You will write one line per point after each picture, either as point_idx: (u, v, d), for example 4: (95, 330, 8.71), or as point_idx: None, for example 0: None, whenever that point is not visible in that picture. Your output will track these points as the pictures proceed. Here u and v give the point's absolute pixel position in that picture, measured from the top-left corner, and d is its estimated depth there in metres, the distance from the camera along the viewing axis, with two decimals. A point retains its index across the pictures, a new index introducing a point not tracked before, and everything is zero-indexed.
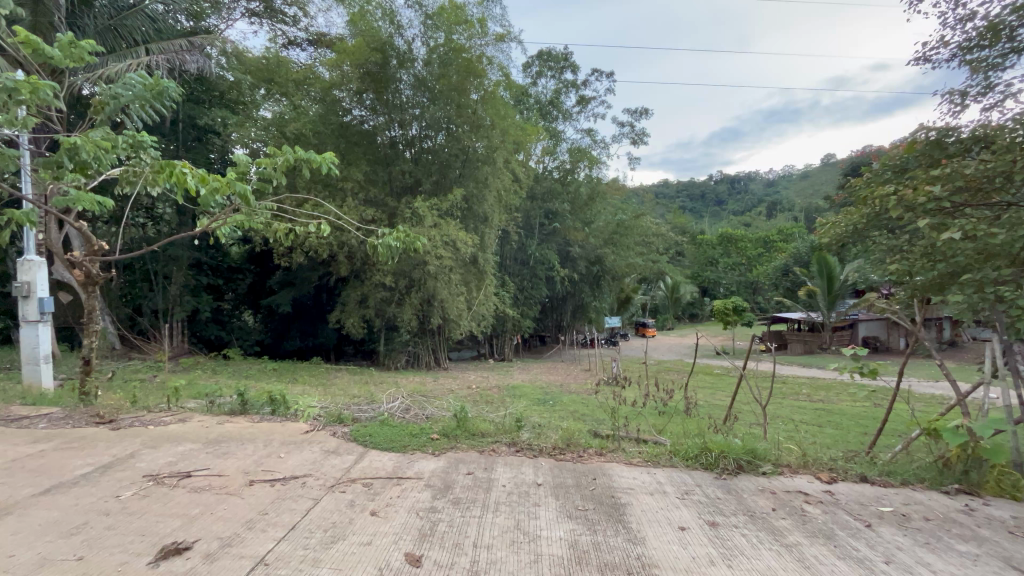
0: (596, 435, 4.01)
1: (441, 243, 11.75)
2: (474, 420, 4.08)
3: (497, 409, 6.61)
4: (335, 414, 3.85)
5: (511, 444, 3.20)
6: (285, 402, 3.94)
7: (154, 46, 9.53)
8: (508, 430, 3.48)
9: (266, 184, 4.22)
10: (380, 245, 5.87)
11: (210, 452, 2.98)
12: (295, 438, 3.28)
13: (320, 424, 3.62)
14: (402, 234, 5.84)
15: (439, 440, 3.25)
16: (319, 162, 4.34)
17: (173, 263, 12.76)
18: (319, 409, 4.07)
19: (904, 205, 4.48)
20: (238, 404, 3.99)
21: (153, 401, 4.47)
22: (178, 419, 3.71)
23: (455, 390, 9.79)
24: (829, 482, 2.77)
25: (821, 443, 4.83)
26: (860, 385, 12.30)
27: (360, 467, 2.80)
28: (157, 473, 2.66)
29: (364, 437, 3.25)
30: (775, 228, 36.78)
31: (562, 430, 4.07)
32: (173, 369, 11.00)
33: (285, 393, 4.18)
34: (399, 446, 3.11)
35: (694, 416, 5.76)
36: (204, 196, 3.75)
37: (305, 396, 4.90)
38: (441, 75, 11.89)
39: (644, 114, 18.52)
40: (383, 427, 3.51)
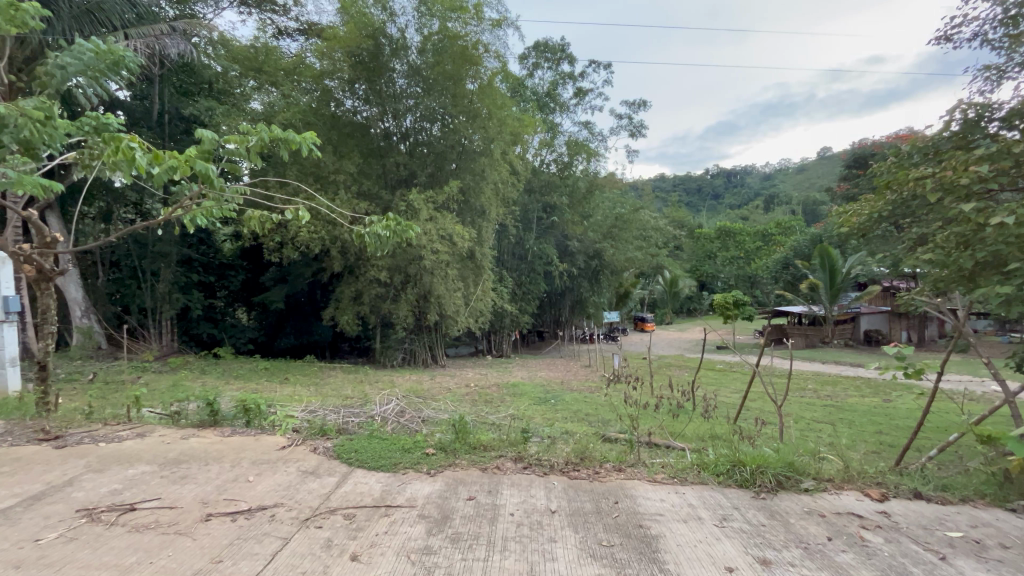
0: (606, 445, 3.66)
1: (437, 237, 11.35)
2: (474, 431, 3.73)
3: (498, 412, 6.26)
4: (318, 424, 3.50)
5: (516, 457, 2.87)
6: (260, 412, 3.57)
7: (133, 31, 9.06)
8: (512, 441, 3.13)
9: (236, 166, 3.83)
10: (366, 234, 5.50)
11: (165, 477, 2.61)
12: (268, 456, 2.92)
13: (299, 438, 3.26)
14: (392, 223, 5.53)
15: (436, 455, 2.89)
16: (298, 143, 3.95)
17: (162, 259, 12.33)
18: (300, 419, 3.71)
19: (941, 188, 4.19)
20: (208, 415, 3.62)
21: (116, 411, 4.09)
22: (136, 433, 3.34)
23: (453, 388, 9.44)
24: (881, 501, 2.43)
25: (845, 452, 4.50)
26: (869, 381, 12.01)
27: (342, 491, 2.44)
28: (95, 507, 2.29)
29: (351, 454, 2.90)
30: (773, 221, 36.48)
31: (571, 439, 3.72)
32: (160, 369, 10.60)
33: (262, 401, 3.81)
34: (389, 464, 2.75)
35: (706, 419, 5.42)
36: (159, 175, 3.34)
37: (287, 403, 4.52)
38: (435, 63, 11.49)
39: (643, 105, 18.13)
40: (372, 440, 3.14)
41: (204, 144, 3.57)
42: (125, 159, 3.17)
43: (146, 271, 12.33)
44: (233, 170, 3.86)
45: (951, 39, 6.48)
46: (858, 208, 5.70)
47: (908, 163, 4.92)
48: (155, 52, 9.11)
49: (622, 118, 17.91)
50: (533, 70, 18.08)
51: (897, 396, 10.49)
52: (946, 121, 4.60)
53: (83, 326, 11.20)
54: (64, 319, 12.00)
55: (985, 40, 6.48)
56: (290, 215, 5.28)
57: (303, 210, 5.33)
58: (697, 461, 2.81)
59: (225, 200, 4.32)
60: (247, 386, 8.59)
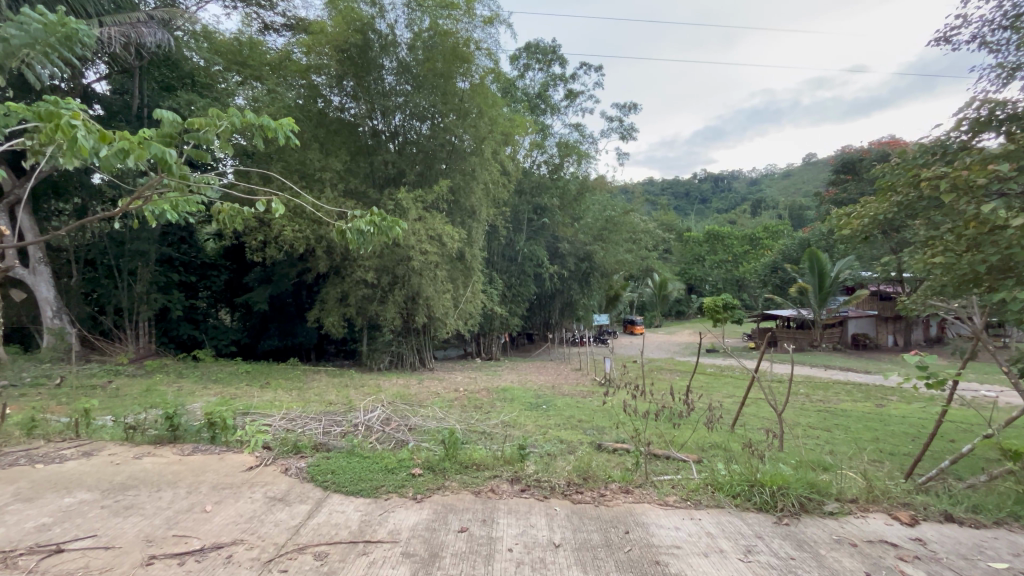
0: (604, 461, 3.44)
1: (427, 236, 11.05)
2: (464, 446, 3.49)
3: (487, 420, 6.01)
4: (291, 440, 3.23)
5: (511, 477, 2.63)
6: (226, 427, 3.30)
7: (109, 18, 8.64)
8: (507, 459, 2.89)
9: (202, 153, 3.55)
10: (346, 230, 5.23)
11: (105, 508, 2.33)
12: (232, 480, 2.65)
13: (269, 457, 2.99)
14: (376, 218, 5.26)
15: (423, 476, 2.63)
16: (274, 130, 3.66)
17: (139, 258, 11.84)
18: (271, 434, 3.44)
19: (956, 188, 4.05)
20: (167, 430, 3.35)
21: (65, 424, 3.76)
22: (82, 453, 3.06)
23: (441, 393, 9.15)
24: (911, 526, 2.23)
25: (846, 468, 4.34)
26: (860, 386, 11.96)
27: (313, 524, 2.18)
28: (14, 548, 2.00)
29: (329, 476, 2.62)
30: (760, 225, 36.60)
31: (567, 455, 3.48)
32: (134, 372, 10.16)
33: (229, 414, 3.54)
34: (370, 488, 2.49)
35: (703, 429, 5.23)
36: (107, 157, 3.04)
37: (259, 418, 4.22)
38: (426, 60, 11.22)
39: (633, 108, 18.10)
40: (352, 459, 2.88)
41: (163, 127, 3.29)
42: (65, 138, 2.87)
43: (122, 270, 11.83)
44: (198, 157, 3.58)
45: (950, 41, 6.39)
46: (861, 210, 5.58)
47: (913, 164, 4.84)
48: (132, 41, 8.61)
49: (614, 121, 17.81)
50: (525, 71, 17.90)
51: (889, 401, 10.43)
52: (960, 118, 4.45)
53: (54, 327, 10.65)
54: (34, 320, 11.49)
55: (983, 42, 6.41)
56: (262, 206, 5.04)
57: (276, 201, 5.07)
58: (705, 481, 2.61)
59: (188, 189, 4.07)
60: (226, 391, 8.23)
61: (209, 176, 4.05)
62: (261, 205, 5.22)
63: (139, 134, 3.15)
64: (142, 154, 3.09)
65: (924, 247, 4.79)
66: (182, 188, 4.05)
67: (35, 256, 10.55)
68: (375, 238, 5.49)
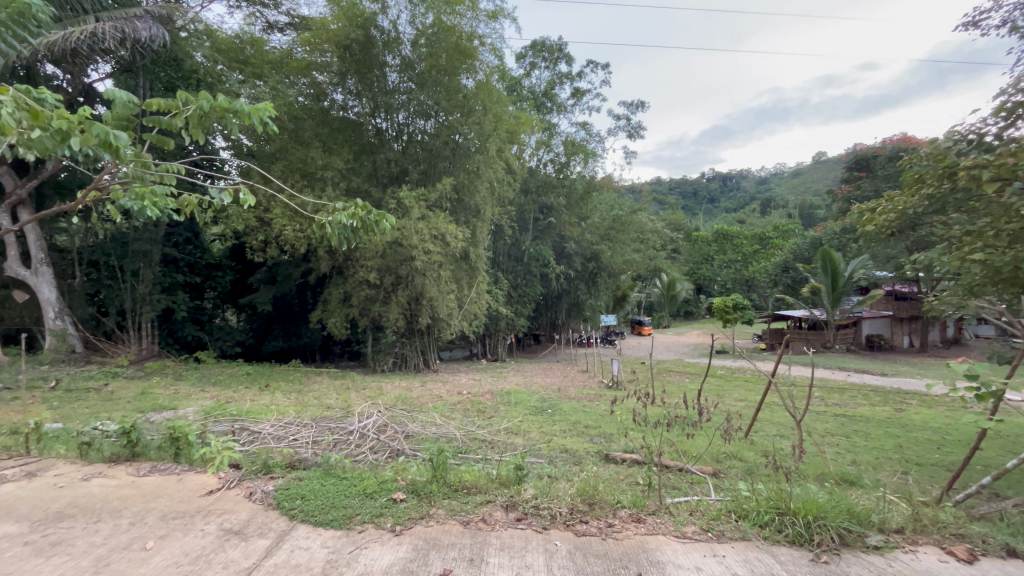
0: (611, 479, 3.22)
1: (430, 236, 10.78)
2: (459, 464, 3.28)
3: (489, 427, 5.78)
4: (262, 459, 3.10)
5: (506, 503, 2.42)
6: (188, 444, 3.17)
7: (105, 14, 8.50)
8: (504, 482, 2.68)
9: (162, 138, 3.34)
10: (327, 224, 4.90)
11: (31, 544, 2.15)
12: (184, 508, 2.47)
13: (233, 479, 2.84)
14: (360, 211, 4.89)
15: (406, 503, 2.43)
16: (249, 116, 3.50)
17: (142, 258, 11.69)
18: (239, 452, 3.30)
19: (1003, 175, 3.80)
20: (124, 449, 3.23)
21: (28, 438, 3.62)
22: (25, 475, 2.94)
23: (443, 396, 8.92)
24: (971, 564, 1.98)
25: (868, 488, 4.05)
26: (877, 390, 11.58)
27: (271, 564, 1.98)
28: None
29: (302, 503, 2.44)
30: (771, 223, 35.96)
31: (568, 475, 3.27)
32: (133, 374, 10.00)
33: (193, 429, 3.40)
34: (343, 518, 2.30)
35: (712, 439, 5.00)
36: (41, 140, 2.83)
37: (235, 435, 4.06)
38: (429, 55, 10.99)
39: (641, 106, 17.79)
40: (331, 482, 2.70)
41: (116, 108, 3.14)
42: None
43: (124, 270, 11.70)
44: (161, 145, 3.42)
45: (978, 27, 6.04)
46: (885, 206, 5.28)
47: (949, 152, 4.56)
48: (126, 38, 8.39)
49: (621, 119, 17.49)
50: (530, 70, 17.62)
51: (909, 406, 10.03)
52: (1001, 103, 4.12)
53: (56, 328, 10.49)
54: (37, 321, 11.38)
55: (1014, 28, 6.05)
56: (228, 196, 4.50)
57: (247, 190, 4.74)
58: (725, 508, 2.41)
59: (150, 177, 3.88)
60: (222, 394, 8.07)
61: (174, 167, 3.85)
62: (231, 195, 4.64)
63: (80, 114, 2.99)
64: (87, 136, 2.94)
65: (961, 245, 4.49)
66: (144, 176, 3.86)
67: (37, 256, 10.39)
68: (358, 232, 5.17)
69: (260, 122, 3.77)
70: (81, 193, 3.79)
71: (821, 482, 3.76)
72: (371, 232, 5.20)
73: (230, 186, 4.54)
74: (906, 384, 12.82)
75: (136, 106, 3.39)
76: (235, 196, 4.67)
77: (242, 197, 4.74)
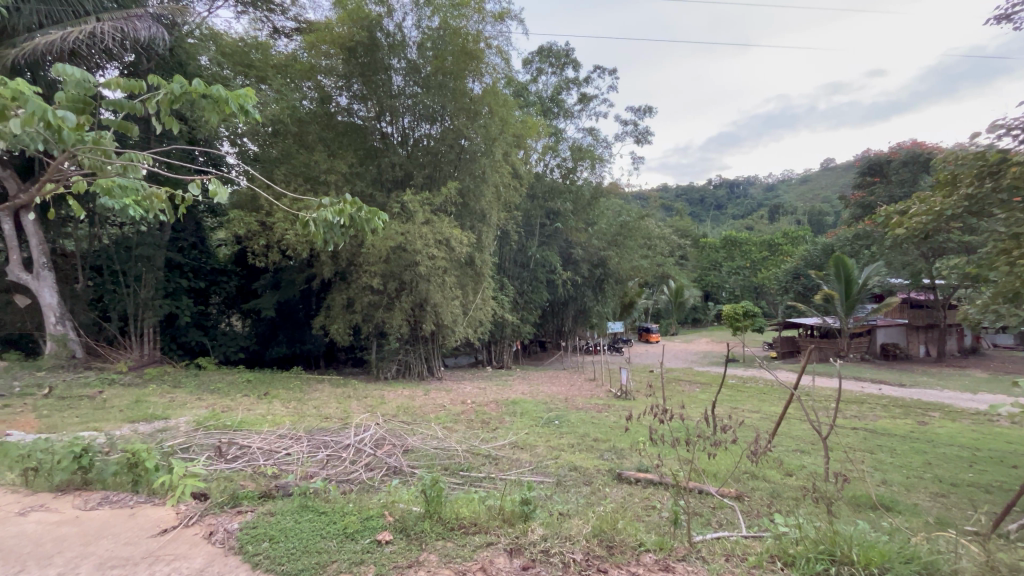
0: (626, 511, 2.97)
1: (434, 241, 10.51)
2: (459, 493, 3.05)
3: (492, 440, 5.48)
4: (231, 490, 2.91)
5: (509, 547, 2.18)
6: (148, 471, 2.99)
7: (105, 14, 8.38)
8: (509, 518, 2.44)
9: (126, 124, 3.08)
10: (309, 222, 4.05)
11: None
12: (129, 554, 2.25)
13: (195, 514, 2.64)
14: (349, 207, 4.07)
15: (393, 546, 2.20)
16: (230, 102, 3.28)
17: (145, 262, 11.53)
18: (207, 481, 3.10)
19: None
20: (79, 477, 3.05)
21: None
22: None
23: (446, 406, 8.65)
24: None
25: (906, 517, 3.71)
26: (897, 401, 11.17)
27: None
28: None
29: (273, 546, 2.22)
30: (780, 230, 35.42)
31: (580, 507, 3.02)
32: (131, 381, 9.80)
33: (155, 453, 3.20)
34: (319, 566, 2.07)
35: (730, 459, 4.76)
36: None
37: (202, 458, 3.87)
38: (435, 58, 10.79)
39: (649, 111, 17.57)
40: (307, 519, 2.47)
41: (72, 90, 2.88)
42: None
43: (126, 274, 11.52)
44: (123, 131, 3.12)
45: (1011, 20, 5.72)
46: (917, 212, 4.98)
47: (997, 154, 4.24)
48: (126, 38, 8.26)
49: (628, 124, 17.24)
50: (537, 75, 17.44)
51: (931, 419, 9.60)
52: None
53: (57, 334, 10.31)
54: (38, 326, 11.22)
55: None
56: (196, 189, 3.73)
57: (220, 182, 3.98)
58: (769, 554, 2.15)
59: (118, 169, 3.56)
60: (219, 402, 7.84)
61: (136, 164, 3.35)
62: (199, 186, 3.79)
63: (17, 88, 2.66)
64: (26, 115, 2.62)
65: (1014, 255, 4.16)
66: (112, 169, 3.55)
67: (39, 260, 10.19)
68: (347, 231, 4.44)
69: (243, 110, 3.55)
70: (38, 184, 3.51)
71: (857, 516, 3.43)
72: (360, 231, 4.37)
73: (197, 177, 3.74)
74: (926, 395, 12.36)
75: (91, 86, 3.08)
76: (203, 189, 3.81)
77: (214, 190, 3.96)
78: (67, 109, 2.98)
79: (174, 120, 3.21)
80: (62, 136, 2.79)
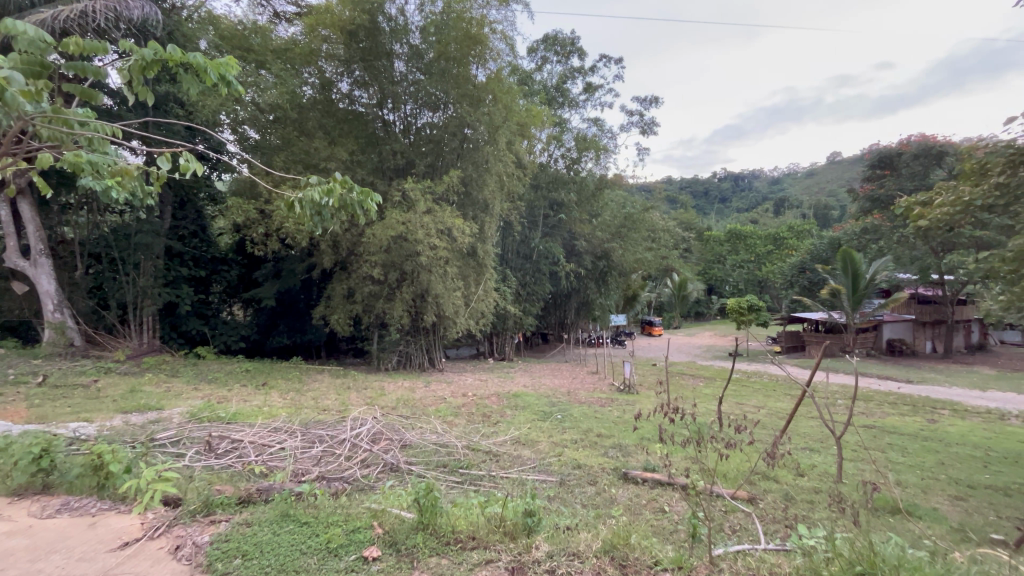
0: (636, 522, 2.80)
1: (436, 231, 10.31)
2: (455, 500, 2.87)
3: (493, 436, 5.31)
4: (208, 495, 2.75)
5: (511, 566, 2.01)
6: (113, 475, 2.83)
7: None
8: (509, 530, 2.27)
9: (93, 94, 2.81)
10: (295, 203, 3.74)
11: None
12: (84, 572, 2.09)
13: (164, 524, 2.48)
14: (338, 187, 3.71)
15: (380, 563, 2.05)
16: (210, 72, 3.05)
17: (143, 250, 11.34)
18: (180, 485, 2.93)
19: None
20: (40, 480, 2.89)
21: None
22: None
23: (447, 398, 8.50)
24: None
25: (928, 524, 3.52)
26: (905, 399, 10.97)
27: None
28: None
29: (245, 563, 2.07)
30: (785, 224, 34.99)
31: (587, 516, 2.85)
32: (128, 370, 9.64)
33: (124, 454, 3.04)
34: None
35: (741, 459, 4.59)
36: None
37: (181, 456, 3.71)
38: (438, 44, 10.50)
39: (655, 102, 17.23)
40: (286, 531, 2.31)
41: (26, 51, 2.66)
42: None
43: (124, 262, 11.33)
44: (88, 100, 2.84)
45: None
46: (942, 204, 4.77)
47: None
48: (118, 18, 8.00)
49: (634, 114, 16.90)
50: (542, 63, 17.08)
51: (941, 416, 9.40)
52: None
53: (54, 321, 10.15)
54: (36, 313, 11.08)
55: None
56: (163, 162, 3.09)
57: (194, 156, 3.24)
58: (799, 575, 1.96)
59: (88, 147, 3.28)
60: (215, 392, 7.68)
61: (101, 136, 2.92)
62: (168, 159, 3.12)
63: None
64: None
65: None
66: (82, 145, 3.28)
67: (36, 247, 10.01)
68: (339, 215, 4.09)
69: (226, 84, 3.32)
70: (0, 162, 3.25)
71: (879, 525, 3.25)
72: (352, 214, 4.04)
73: (165, 148, 3.08)
74: (935, 392, 12.12)
75: (51, 48, 2.83)
76: (173, 163, 3.13)
77: (187, 168, 3.24)
78: (22, 74, 2.73)
79: (147, 90, 2.96)
80: (9, 100, 2.52)
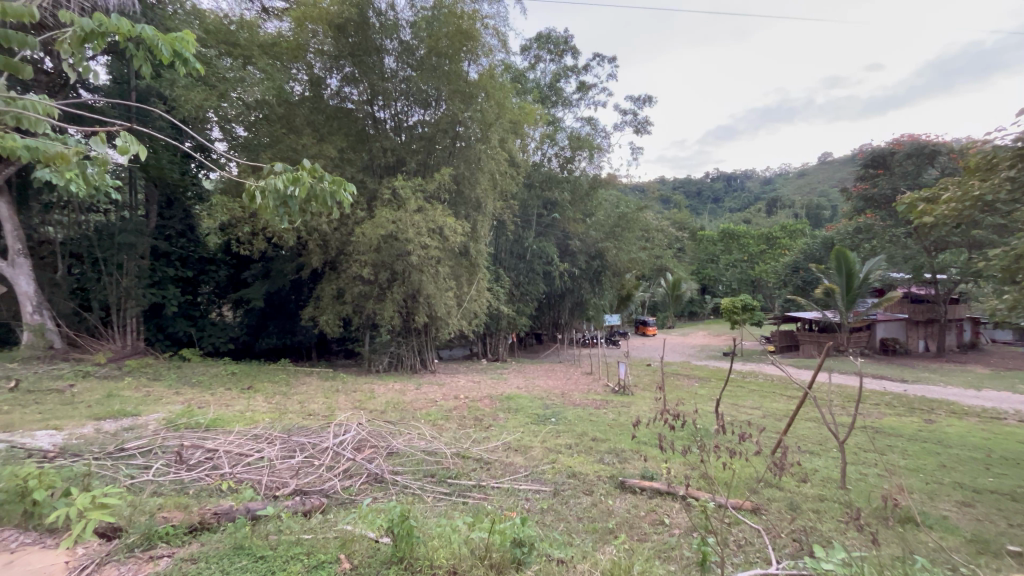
0: (636, 544, 2.60)
1: (426, 230, 10.05)
2: (438, 522, 2.66)
3: (485, 441, 5.09)
4: (156, 528, 2.50)
5: None
6: (40, 505, 2.56)
7: None
8: (490, 565, 2.05)
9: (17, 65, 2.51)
10: (258, 192, 3.47)
11: None
12: None
13: (92, 564, 2.23)
14: (306, 175, 3.49)
15: None
16: (161, 47, 2.79)
17: (126, 249, 11.00)
18: (125, 512, 2.68)
19: None
20: None
21: None
22: None
23: (438, 401, 8.26)
24: None
25: (941, 535, 3.38)
26: (902, 399, 10.85)
27: None
28: None
29: None
30: (777, 224, 34.92)
31: (581, 541, 2.64)
32: (108, 373, 9.32)
33: (58, 478, 2.76)
34: None
35: (742, 467, 4.41)
36: None
37: (144, 469, 3.46)
38: (429, 40, 10.24)
39: (648, 101, 17.09)
40: (234, 570, 2.07)
41: None
42: None
43: (105, 262, 10.96)
44: (13, 73, 2.53)
45: None
46: (946, 201, 4.61)
47: None
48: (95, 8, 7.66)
49: (627, 113, 16.76)
50: (535, 61, 16.88)
51: (939, 417, 9.30)
52: None
53: (33, 323, 9.79)
54: (14, 315, 10.72)
55: None
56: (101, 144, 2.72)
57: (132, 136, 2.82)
58: None
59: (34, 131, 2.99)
60: (197, 397, 7.41)
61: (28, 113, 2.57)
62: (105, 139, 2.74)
63: None
64: None
65: None
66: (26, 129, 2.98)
67: (14, 247, 9.63)
68: (312, 207, 3.86)
69: (183, 62, 3.07)
70: None
71: (893, 539, 3.08)
72: (326, 206, 3.82)
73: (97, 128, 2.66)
74: (930, 392, 12.05)
75: None
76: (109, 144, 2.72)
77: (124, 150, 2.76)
78: None
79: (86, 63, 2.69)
80: None
